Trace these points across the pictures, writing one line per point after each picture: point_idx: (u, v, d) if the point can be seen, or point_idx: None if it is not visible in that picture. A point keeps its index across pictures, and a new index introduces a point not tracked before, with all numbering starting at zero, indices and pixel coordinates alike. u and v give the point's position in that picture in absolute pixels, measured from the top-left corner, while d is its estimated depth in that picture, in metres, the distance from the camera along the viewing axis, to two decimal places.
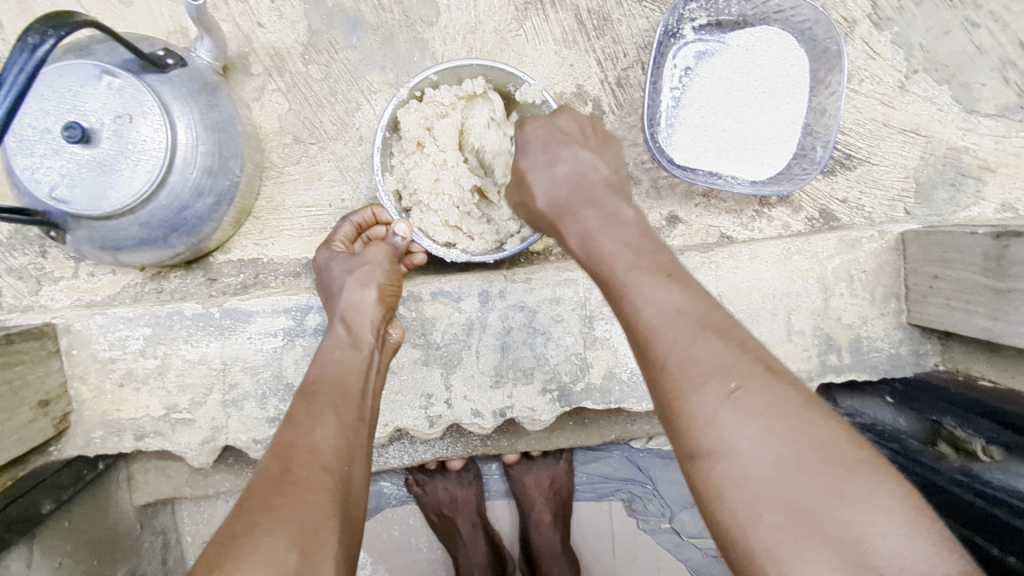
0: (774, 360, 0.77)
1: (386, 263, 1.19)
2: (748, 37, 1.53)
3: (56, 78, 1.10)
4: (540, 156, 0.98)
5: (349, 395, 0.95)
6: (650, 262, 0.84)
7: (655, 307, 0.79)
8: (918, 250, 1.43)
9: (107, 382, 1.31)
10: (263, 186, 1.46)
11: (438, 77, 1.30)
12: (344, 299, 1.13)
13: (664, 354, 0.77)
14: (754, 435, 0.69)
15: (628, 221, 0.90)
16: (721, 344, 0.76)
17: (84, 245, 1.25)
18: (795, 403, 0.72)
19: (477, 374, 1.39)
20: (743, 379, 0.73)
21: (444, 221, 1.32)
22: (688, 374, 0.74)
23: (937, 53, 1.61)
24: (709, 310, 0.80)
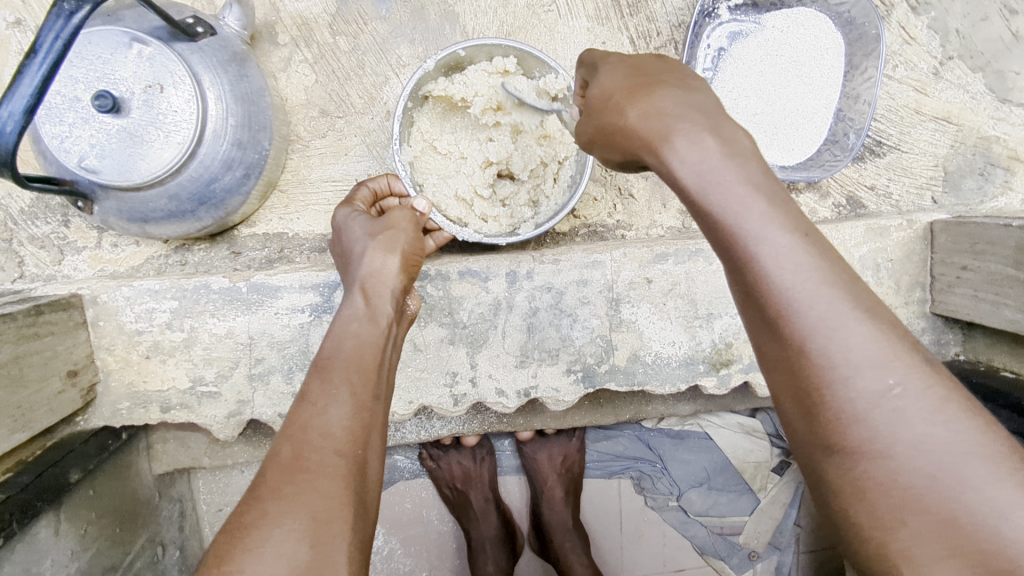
0: (918, 342, 0.69)
1: (409, 232, 1.14)
2: (785, 18, 1.50)
3: (85, 45, 1.08)
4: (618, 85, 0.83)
5: (365, 371, 0.92)
6: (790, 224, 0.69)
7: (804, 286, 0.67)
8: (948, 240, 1.43)
9: (134, 354, 1.31)
10: (289, 159, 1.44)
11: (466, 53, 1.24)
12: (365, 266, 1.07)
13: (803, 335, 0.67)
14: (908, 428, 0.64)
15: (749, 157, 0.73)
16: (864, 323, 0.67)
17: (111, 216, 1.23)
18: (959, 402, 0.66)
19: (503, 353, 1.39)
20: (906, 373, 0.65)
21: (456, 193, 1.29)
22: (843, 365, 0.66)
23: (973, 39, 1.59)
24: (855, 281, 0.69)
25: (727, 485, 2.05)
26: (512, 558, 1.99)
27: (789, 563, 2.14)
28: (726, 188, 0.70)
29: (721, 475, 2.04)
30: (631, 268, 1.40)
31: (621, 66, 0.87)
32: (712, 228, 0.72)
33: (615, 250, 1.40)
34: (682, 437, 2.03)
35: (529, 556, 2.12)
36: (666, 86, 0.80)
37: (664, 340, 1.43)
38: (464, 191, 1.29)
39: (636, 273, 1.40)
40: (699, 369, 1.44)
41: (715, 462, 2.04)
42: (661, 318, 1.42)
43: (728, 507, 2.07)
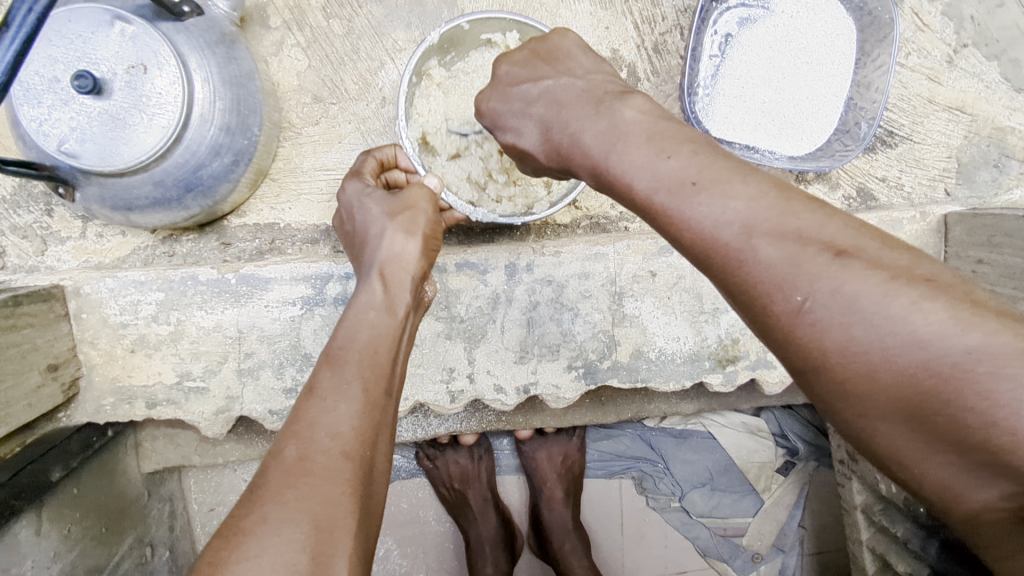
0: (841, 234, 0.68)
1: (429, 217, 1.07)
2: (794, 3, 1.45)
3: (65, 22, 1.03)
4: (513, 113, 0.96)
5: (379, 368, 0.89)
6: (682, 172, 0.75)
7: (711, 226, 0.71)
8: (963, 233, 1.38)
9: (119, 347, 1.26)
10: (280, 147, 1.39)
11: (467, 28, 1.18)
12: (384, 249, 1.02)
13: (722, 275, 0.72)
14: (830, 333, 0.65)
15: (634, 130, 0.81)
16: (770, 244, 0.68)
17: (94, 203, 1.18)
18: (882, 286, 0.64)
19: (501, 349, 1.34)
20: (812, 282, 0.66)
21: (468, 175, 1.27)
22: (759, 289, 0.69)
23: (989, 27, 1.54)
24: (756, 205, 0.70)
25: (731, 485, 2.00)
26: (512, 559, 1.94)
27: (793, 565, 2.09)
28: (630, 169, 0.80)
29: (725, 476, 1.99)
30: (635, 260, 1.35)
31: (505, 96, 0.97)
32: (634, 203, 0.80)
33: (618, 242, 1.35)
34: (684, 436, 1.99)
35: (528, 557, 2.07)
36: (546, 106, 0.92)
37: (668, 336, 1.38)
38: (477, 174, 1.28)
39: (640, 265, 1.35)
40: (705, 366, 1.39)
41: (718, 462, 1.99)
42: (665, 313, 1.37)
43: (731, 509, 2.02)
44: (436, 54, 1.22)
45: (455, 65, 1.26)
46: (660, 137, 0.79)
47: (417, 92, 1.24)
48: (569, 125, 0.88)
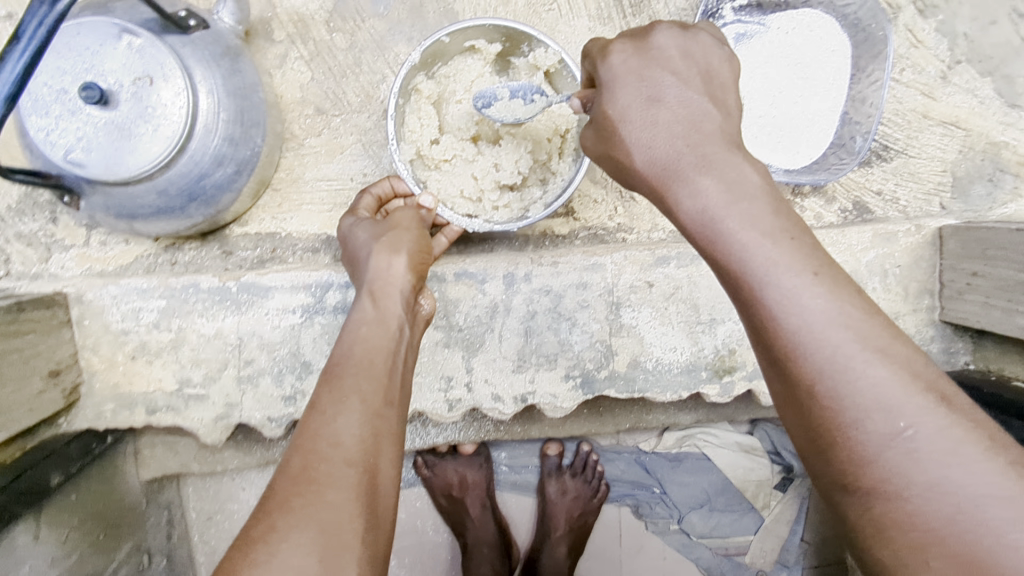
0: (939, 378, 0.72)
1: (412, 231, 1.11)
2: (789, 20, 1.47)
3: (74, 36, 1.06)
4: (635, 96, 0.90)
5: (379, 377, 0.89)
6: (800, 262, 0.75)
7: (825, 333, 0.71)
8: (957, 246, 1.39)
9: (120, 354, 1.27)
10: (282, 158, 1.41)
11: (447, 40, 1.24)
12: (371, 271, 1.03)
13: (813, 375, 0.71)
14: (919, 464, 0.67)
15: (760, 200, 0.80)
16: (878, 365, 0.70)
17: (98, 211, 1.20)
18: (975, 440, 0.67)
19: (499, 358, 1.36)
20: (914, 412, 0.68)
21: (462, 191, 1.29)
22: (853, 404, 0.69)
23: (983, 43, 1.56)
24: (865, 319, 0.72)
25: (729, 506, 2.00)
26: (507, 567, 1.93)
27: None
28: (746, 239, 0.77)
29: (723, 496, 1.99)
30: (632, 271, 1.36)
31: (644, 63, 0.91)
32: (734, 273, 0.78)
33: (615, 252, 1.36)
34: (679, 459, 1.98)
35: None
36: (667, 114, 0.89)
37: (665, 346, 1.39)
38: (471, 188, 1.29)
39: (637, 276, 1.36)
40: (702, 377, 1.40)
41: (715, 483, 1.99)
42: (662, 324, 1.38)
43: (730, 528, 2.02)
44: (420, 69, 1.27)
45: (439, 74, 1.31)
46: (780, 213, 0.80)
47: (408, 108, 1.28)
48: (683, 156, 0.86)
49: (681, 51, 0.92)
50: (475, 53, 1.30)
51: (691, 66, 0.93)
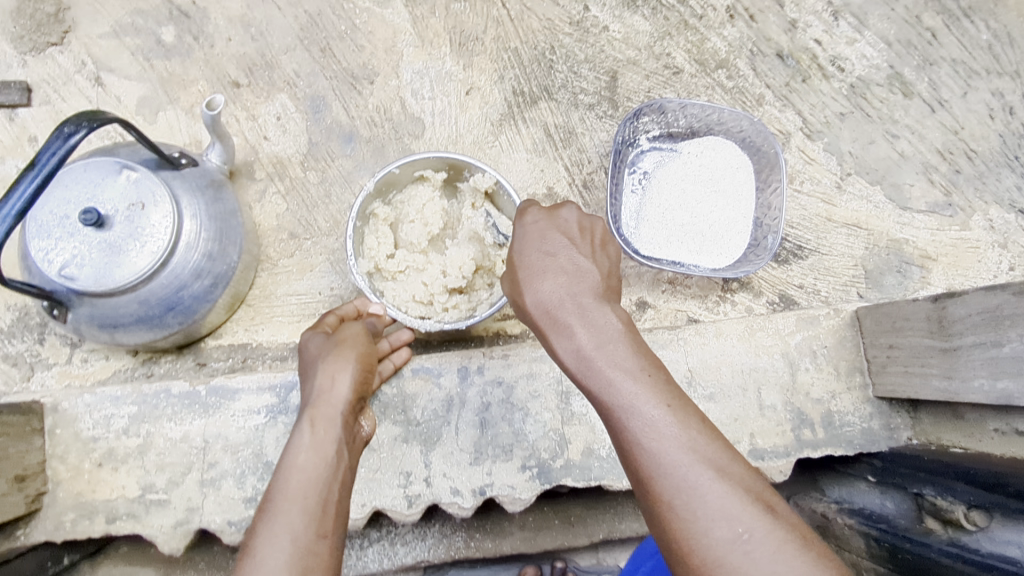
0: (770, 495, 0.78)
1: (357, 347, 1.16)
2: (697, 145, 1.74)
3: (80, 172, 1.26)
4: (534, 250, 0.97)
5: (312, 511, 0.87)
6: (658, 394, 0.84)
7: (676, 456, 0.79)
8: (872, 323, 1.52)
9: (87, 462, 1.32)
10: (258, 277, 1.57)
11: (398, 173, 1.46)
12: (314, 390, 1.05)
13: (669, 494, 0.78)
14: (756, 567, 0.71)
15: (622, 340, 0.89)
16: (718, 480, 0.77)
17: (83, 323, 1.32)
18: (799, 542, 0.73)
19: (457, 451, 1.40)
20: (749, 519, 0.74)
21: (414, 296, 1.42)
22: (700, 515, 0.75)
23: (866, 159, 1.84)
24: (707, 443, 0.81)
25: None
26: None
27: None
28: (611, 375, 0.86)
29: None
30: None
31: (551, 226, 1.00)
32: (600, 404, 0.86)
33: None
34: None
35: None
36: (555, 265, 0.95)
37: None
38: (422, 293, 1.42)
39: None
40: None
41: None
42: None
43: None
44: (376, 196, 1.47)
45: (395, 200, 1.51)
46: (640, 354, 0.88)
47: (367, 230, 1.47)
48: (563, 304, 0.91)
49: (581, 229, 1.01)
50: (424, 181, 1.52)
51: (586, 237, 1.01)
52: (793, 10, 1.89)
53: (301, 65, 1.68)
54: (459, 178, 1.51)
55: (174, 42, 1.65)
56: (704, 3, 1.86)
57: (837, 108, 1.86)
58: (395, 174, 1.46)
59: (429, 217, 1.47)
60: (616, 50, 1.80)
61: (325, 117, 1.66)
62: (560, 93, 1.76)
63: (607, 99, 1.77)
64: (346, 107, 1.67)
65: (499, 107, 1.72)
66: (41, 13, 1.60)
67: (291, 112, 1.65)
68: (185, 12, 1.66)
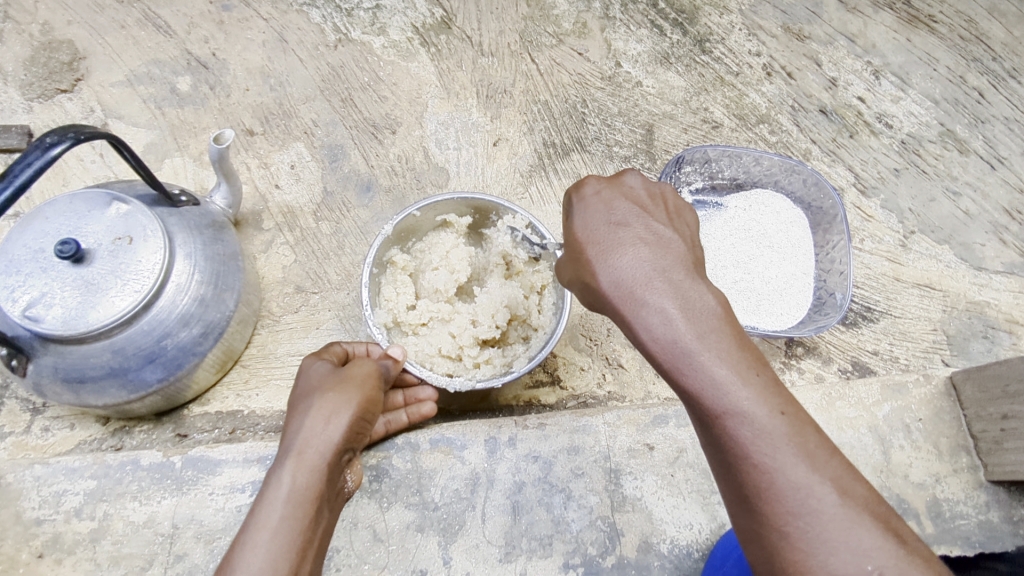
0: (894, 518, 0.69)
1: (360, 386, 0.89)
2: (744, 199, 1.58)
3: (65, 203, 1.11)
4: (603, 226, 0.84)
5: None
6: (768, 395, 0.71)
7: (795, 475, 0.68)
8: (974, 391, 1.31)
9: (25, 551, 1.06)
10: (256, 334, 1.38)
11: (419, 216, 1.29)
12: (302, 430, 0.80)
13: (783, 518, 0.67)
14: None
15: (723, 327, 0.75)
16: (843, 506, 0.67)
17: (45, 377, 1.12)
18: None
19: (483, 544, 1.13)
20: (883, 555, 0.64)
21: (440, 350, 1.21)
22: (819, 547, 0.66)
23: (929, 216, 1.69)
24: (826, 457, 0.70)
25: None
26: None
27: None
28: (711, 372, 0.72)
29: None
30: (628, 433, 1.23)
31: (617, 200, 0.87)
32: (694, 404, 0.73)
33: (606, 413, 1.25)
34: None
35: None
36: (639, 240, 0.81)
37: (680, 522, 1.17)
38: (448, 347, 1.22)
39: (634, 438, 1.23)
40: None
41: None
42: (671, 495, 1.19)
43: None
44: (393, 243, 1.29)
45: (413, 250, 1.35)
46: (745, 344, 0.75)
47: (383, 279, 1.28)
48: (652, 281, 0.77)
49: (651, 198, 0.89)
50: (447, 227, 1.35)
51: (661, 211, 0.88)
52: (832, 69, 1.82)
53: (319, 114, 1.59)
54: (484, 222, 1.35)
55: (189, 91, 1.57)
56: (740, 61, 1.79)
57: (890, 164, 1.74)
58: (416, 217, 1.29)
59: (453, 263, 1.29)
60: (652, 104, 1.71)
61: (342, 166, 1.54)
62: (594, 145, 1.65)
63: (644, 152, 1.67)
64: (365, 156, 1.56)
65: (529, 158, 1.61)
66: (55, 62, 1.55)
67: (306, 160, 1.54)
68: (203, 63, 1.60)
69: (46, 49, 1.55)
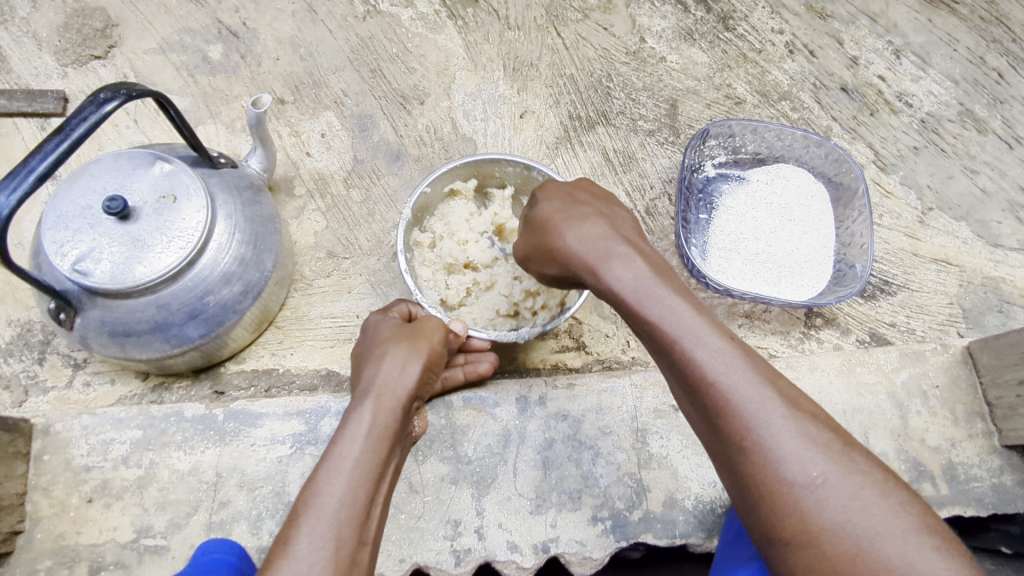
0: (838, 430, 0.79)
1: (432, 341, 0.95)
2: (767, 172, 1.61)
3: (111, 162, 1.14)
4: (561, 204, 0.95)
5: (358, 518, 0.73)
6: (718, 333, 0.81)
7: (747, 396, 0.77)
8: (991, 359, 1.33)
9: (75, 496, 1.10)
10: (290, 297, 1.42)
11: (429, 192, 1.31)
12: (379, 374, 0.86)
13: (740, 435, 0.77)
14: (831, 509, 0.73)
15: (670, 280, 0.86)
16: (791, 420, 0.77)
17: (92, 331, 1.15)
18: (873, 484, 0.74)
19: (514, 497, 1.17)
20: (823, 461, 0.75)
21: (496, 308, 1.26)
22: (772, 459, 0.75)
23: (947, 193, 1.71)
24: (773, 380, 0.79)
25: None
26: None
27: None
28: (669, 314, 0.82)
29: None
30: (654, 394, 1.27)
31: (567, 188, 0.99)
32: (658, 345, 0.83)
33: (634, 375, 1.28)
34: None
35: None
36: (592, 213, 0.93)
37: (704, 479, 1.21)
38: (502, 304, 1.26)
39: (660, 400, 1.26)
40: None
41: None
42: (696, 454, 1.23)
43: None
44: (412, 225, 1.31)
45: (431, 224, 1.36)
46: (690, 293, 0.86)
47: (415, 263, 1.31)
48: (608, 243, 0.88)
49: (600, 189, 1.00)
50: (456, 196, 1.36)
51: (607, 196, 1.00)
52: (854, 48, 1.84)
53: (349, 84, 1.61)
54: (490, 178, 1.36)
55: (221, 59, 1.59)
56: (762, 39, 1.81)
57: (909, 142, 1.76)
58: (423, 195, 1.30)
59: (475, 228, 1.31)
60: (675, 80, 1.74)
61: (372, 135, 1.57)
62: (618, 119, 1.68)
63: (667, 126, 1.69)
64: (395, 126, 1.58)
65: (555, 130, 1.64)
66: (89, 29, 1.57)
67: (336, 129, 1.57)
68: (235, 32, 1.62)
69: (79, 15, 1.57)
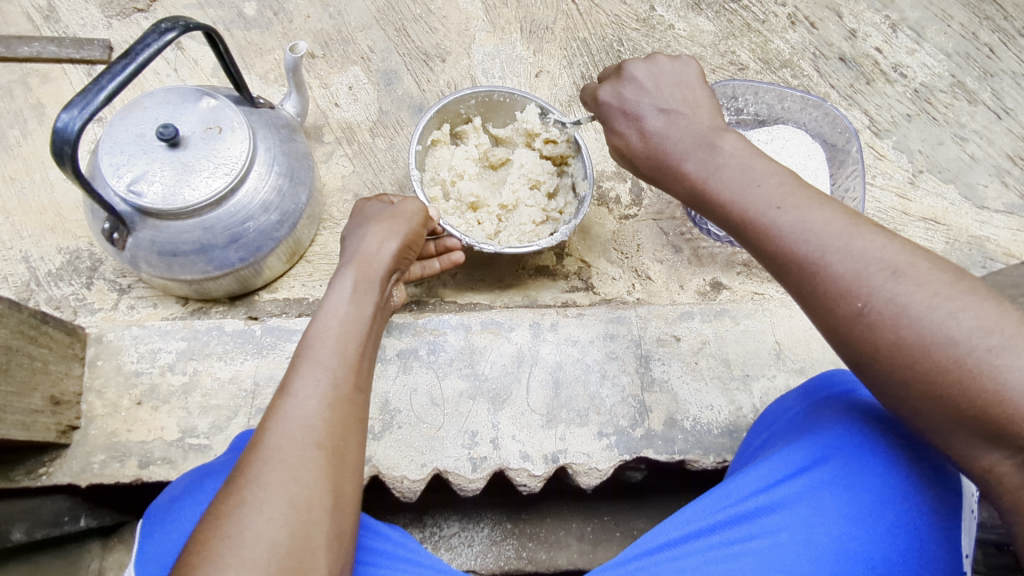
0: (898, 252, 0.76)
1: (406, 223, 1.07)
2: (767, 132, 1.68)
3: (162, 94, 1.23)
4: (622, 120, 1.04)
5: (349, 360, 0.85)
6: (768, 195, 0.85)
7: (798, 245, 0.81)
8: None
9: (126, 398, 1.20)
10: (318, 235, 1.52)
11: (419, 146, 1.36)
12: (361, 249, 0.99)
13: (800, 284, 0.81)
14: (889, 328, 0.74)
15: (730, 163, 0.91)
16: (846, 250, 0.78)
17: (142, 251, 1.26)
18: (929, 285, 0.73)
19: (527, 412, 1.27)
20: (874, 285, 0.75)
21: (533, 220, 1.37)
22: (824, 298, 0.78)
23: (937, 158, 1.81)
24: (826, 217, 0.81)
25: None
26: None
27: None
28: (724, 195, 0.89)
29: None
30: (657, 325, 1.37)
31: (621, 94, 1.04)
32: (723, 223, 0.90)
33: (639, 307, 1.38)
34: None
35: None
36: (649, 124, 1.00)
37: (702, 403, 1.30)
38: (535, 216, 1.37)
39: (663, 330, 1.36)
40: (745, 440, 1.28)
41: None
42: (695, 379, 1.32)
43: None
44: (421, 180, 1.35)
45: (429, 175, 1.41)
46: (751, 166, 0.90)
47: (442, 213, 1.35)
48: (669, 152, 0.97)
49: (648, 74, 1.03)
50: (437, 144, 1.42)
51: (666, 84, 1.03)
52: (852, 21, 1.93)
53: (375, 41, 1.71)
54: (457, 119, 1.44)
55: (255, 15, 1.69)
56: (766, 10, 1.91)
57: (902, 110, 1.86)
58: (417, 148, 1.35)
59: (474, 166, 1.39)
60: (682, 46, 1.83)
61: (396, 89, 1.67)
62: None
63: None
64: (418, 81, 1.68)
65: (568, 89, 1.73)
66: None
67: (363, 83, 1.66)
68: None
69: None
